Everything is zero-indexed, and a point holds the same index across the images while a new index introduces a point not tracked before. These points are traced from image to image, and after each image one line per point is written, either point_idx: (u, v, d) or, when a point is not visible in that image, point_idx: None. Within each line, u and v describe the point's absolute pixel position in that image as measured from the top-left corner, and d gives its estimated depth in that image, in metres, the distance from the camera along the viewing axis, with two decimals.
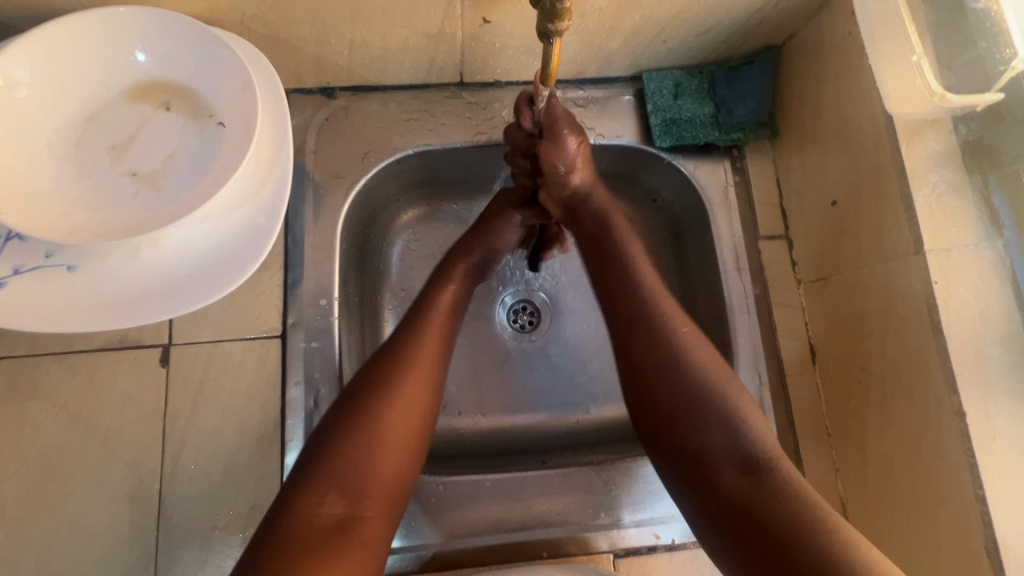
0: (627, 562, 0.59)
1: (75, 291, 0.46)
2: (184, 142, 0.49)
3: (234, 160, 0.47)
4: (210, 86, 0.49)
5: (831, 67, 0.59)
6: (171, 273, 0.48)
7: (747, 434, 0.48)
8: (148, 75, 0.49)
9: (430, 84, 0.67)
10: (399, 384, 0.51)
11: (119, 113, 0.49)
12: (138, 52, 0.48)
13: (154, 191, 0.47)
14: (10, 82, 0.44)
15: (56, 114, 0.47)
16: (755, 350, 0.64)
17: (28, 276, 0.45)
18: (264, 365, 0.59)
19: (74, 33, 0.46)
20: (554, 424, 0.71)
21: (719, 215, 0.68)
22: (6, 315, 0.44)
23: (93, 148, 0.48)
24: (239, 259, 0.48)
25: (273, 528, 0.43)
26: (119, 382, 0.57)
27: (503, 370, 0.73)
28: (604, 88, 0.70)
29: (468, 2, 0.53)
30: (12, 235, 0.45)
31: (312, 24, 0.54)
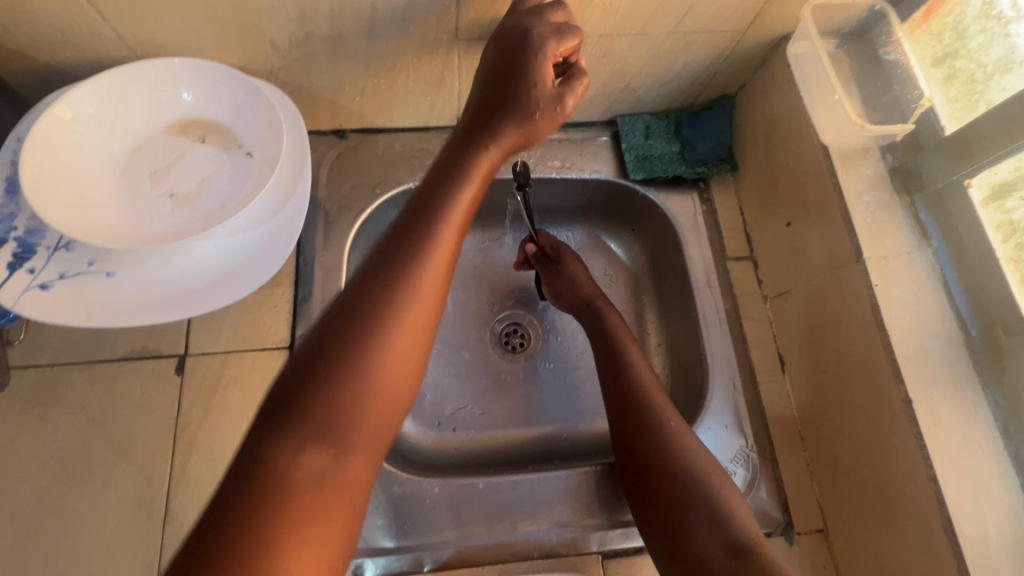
0: (616, 563, 0.61)
1: (113, 294, 0.51)
2: (216, 170, 0.57)
3: (262, 182, 0.55)
4: (241, 123, 0.58)
5: (776, 108, 0.68)
6: (200, 278, 0.53)
7: (732, 520, 0.52)
8: (188, 114, 0.58)
9: (430, 127, 0.76)
10: (398, 309, 0.42)
11: (160, 145, 0.57)
12: (181, 96, 0.57)
13: (189, 209, 0.55)
14: (73, 118, 0.52)
15: (110, 145, 0.55)
16: (729, 361, 0.70)
17: (72, 281, 0.51)
18: (272, 373, 0.64)
19: (128, 80, 0.54)
20: (544, 439, 0.75)
21: (690, 240, 0.76)
22: (47, 312, 0.49)
23: (137, 173, 0.55)
24: (264, 265, 0.55)
25: (241, 479, 0.36)
26: (136, 390, 0.61)
27: (496, 388, 0.77)
28: (584, 131, 0.79)
29: (464, 56, 0.63)
30: (64, 245, 0.51)
31: (330, 75, 0.64)
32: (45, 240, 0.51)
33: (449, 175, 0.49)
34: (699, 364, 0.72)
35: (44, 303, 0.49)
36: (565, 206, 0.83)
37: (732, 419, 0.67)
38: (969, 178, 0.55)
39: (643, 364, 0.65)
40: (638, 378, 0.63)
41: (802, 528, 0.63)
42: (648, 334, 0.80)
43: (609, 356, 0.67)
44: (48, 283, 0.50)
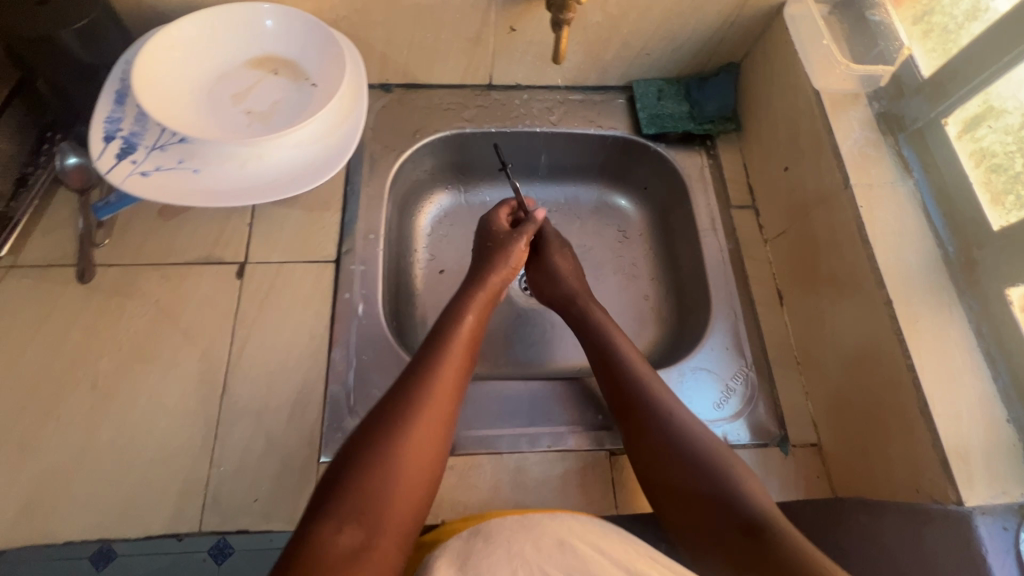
0: (624, 458, 0.67)
1: (199, 184, 0.60)
2: (286, 94, 0.67)
3: (324, 103, 0.65)
4: (307, 57, 0.67)
5: (774, 68, 0.77)
6: (269, 178, 0.63)
7: (742, 501, 0.54)
8: (263, 49, 0.68)
9: (465, 85, 0.86)
10: (417, 408, 0.55)
11: (240, 74, 0.67)
12: (259, 34, 0.67)
13: (264, 123, 0.65)
14: (172, 44, 0.63)
15: (198, 69, 0.65)
16: (730, 294, 0.77)
17: (166, 173, 0.60)
18: (320, 281, 0.72)
19: (217, 17, 0.65)
20: (559, 367, 0.82)
21: (698, 190, 0.83)
22: (148, 194, 0.58)
23: (220, 94, 0.65)
24: (320, 169, 0.64)
25: (294, 553, 0.46)
26: (202, 288, 0.70)
27: (515, 323, 0.85)
28: (602, 93, 0.88)
29: (500, 13, 0.73)
30: (159, 145, 0.61)
31: (383, 26, 0.74)
32: (144, 140, 0.61)
33: (449, 311, 0.67)
34: (704, 298, 0.79)
35: (146, 187, 0.59)
36: (583, 163, 0.92)
37: (733, 344, 0.74)
38: (946, 117, 0.63)
39: (625, 342, 0.69)
40: (630, 371, 0.65)
41: (797, 441, 0.68)
42: (656, 280, 0.88)
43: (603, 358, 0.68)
44: (147, 172, 0.59)
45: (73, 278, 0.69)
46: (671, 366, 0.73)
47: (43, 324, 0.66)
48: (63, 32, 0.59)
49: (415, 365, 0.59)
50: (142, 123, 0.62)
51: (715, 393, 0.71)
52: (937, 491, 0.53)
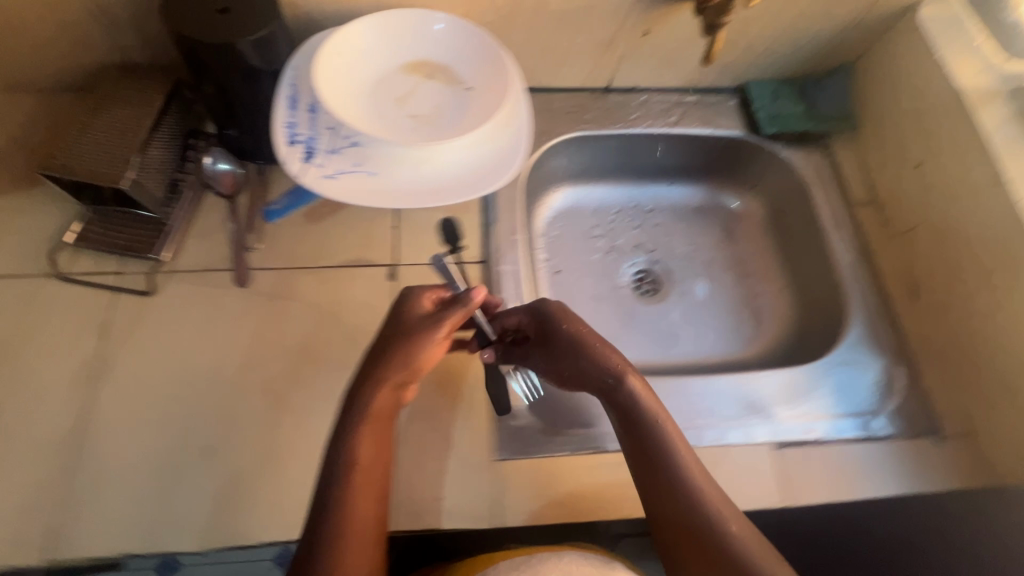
0: (787, 452, 0.67)
1: (378, 186, 0.62)
2: (446, 97, 0.68)
3: (490, 108, 0.65)
4: (463, 61, 0.68)
5: (900, 67, 0.78)
6: (441, 181, 0.64)
7: None
8: (420, 55, 0.69)
9: (585, 88, 0.87)
10: (341, 543, 0.48)
11: (400, 78, 0.68)
12: (417, 40, 0.68)
13: (429, 126, 0.66)
14: (343, 51, 0.65)
15: (363, 76, 0.67)
16: (864, 289, 0.78)
17: (346, 175, 0.62)
18: (470, 282, 0.73)
19: (381, 26, 0.67)
20: (677, 362, 0.87)
21: (818, 187, 0.85)
22: (336, 194, 0.60)
23: (385, 98, 0.66)
24: (492, 175, 0.64)
25: None
26: (357, 290, 0.71)
27: (630, 321, 0.90)
28: (715, 95, 0.90)
29: (640, 17, 0.75)
30: (335, 149, 0.63)
31: (524, 31, 0.75)
32: (321, 144, 0.63)
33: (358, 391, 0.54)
34: (834, 293, 0.80)
35: (332, 189, 0.61)
36: (693, 164, 0.95)
37: (874, 337, 0.75)
38: None
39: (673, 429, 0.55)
40: (689, 487, 0.53)
41: (950, 431, 0.69)
42: (768, 276, 0.91)
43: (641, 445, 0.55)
44: (331, 175, 0.61)
45: (232, 282, 0.69)
46: (815, 360, 0.74)
47: (211, 327, 0.67)
48: (241, 41, 0.60)
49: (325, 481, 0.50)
50: (315, 127, 0.64)
51: (863, 386, 0.72)
52: None
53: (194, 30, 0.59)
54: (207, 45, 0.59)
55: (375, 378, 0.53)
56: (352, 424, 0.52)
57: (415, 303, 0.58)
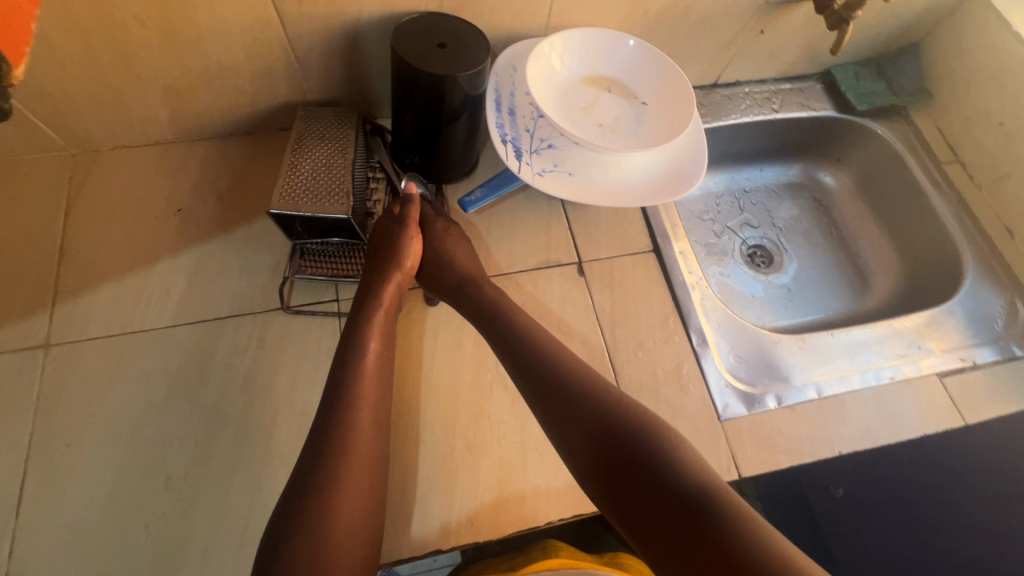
0: (951, 378, 0.77)
1: (576, 184, 0.72)
2: (625, 111, 0.76)
3: (670, 122, 0.74)
4: (642, 78, 0.77)
5: (970, 41, 0.91)
6: (626, 182, 0.73)
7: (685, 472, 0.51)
8: (602, 69, 0.77)
9: (696, 86, 0.96)
10: (354, 444, 0.56)
11: (584, 90, 0.77)
12: (603, 56, 0.77)
13: (614, 134, 0.75)
14: (544, 61, 0.73)
15: (554, 86, 0.75)
16: (968, 234, 0.90)
17: (548, 175, 0.72)
18: (649, 268, 0.80)
19: (574, 42, 0.75)
20: (811, 322, 0.95)
21: (909, 152, 0.97)
22: (545, 189, 0.70)
23: (574, 106, 0.75)
24: (670, 182, 0.73)
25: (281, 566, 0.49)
26: (556, 289, 0.77)
27: (760, 293, 0.98)
28: (805, 81, 1.00)
29: (761, 18, 0.84)
30: (535, 150, 0.73)
31: (663, 39, 0.83)
32: (523, 146, 0.73)
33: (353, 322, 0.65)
34: (943, 243, 0.91)
35: (540, 183, 0.71)
36: (788, 144, 1.04)
37: (987, 275, 0.87)
38: None
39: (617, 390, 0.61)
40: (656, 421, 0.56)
41: None
42: (870, 237, 1.02)
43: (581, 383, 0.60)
44: (539, 173, 0.71)
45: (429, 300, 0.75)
46: (947, 300, 0.85)
47: (437, 338, 0.72)
48: (461, 75, 0.64)
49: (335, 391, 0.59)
50: (516, 130, 0.74)
51: (992, 318, 0.83)
52: None
53: (420, 62, 0.64)
54: (432, 76, 0.64)
55: (379, 285, 0.67)
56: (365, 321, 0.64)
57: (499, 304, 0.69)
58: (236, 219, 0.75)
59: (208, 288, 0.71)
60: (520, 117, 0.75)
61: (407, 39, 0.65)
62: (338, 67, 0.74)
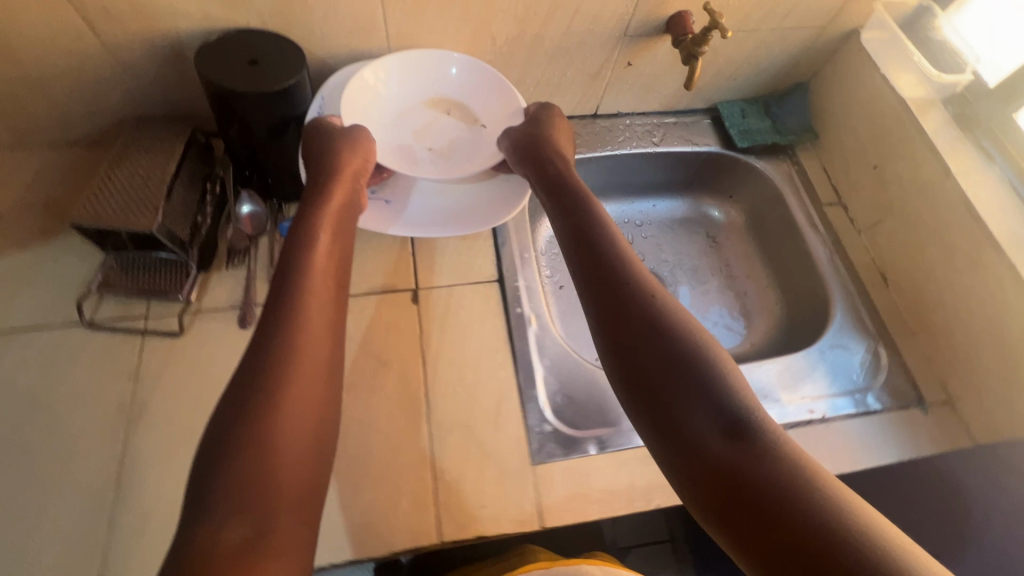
0: (795, 432, 0.73)
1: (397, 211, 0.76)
2: (459, 134, 0.79)
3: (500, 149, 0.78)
4: (477, 104, 0.79)
5: (848, 82, 0.89)
6: (448, 210, 0.77)
7: (721, 390, 0.49)
8: (439, 90, 0.78)
9: (574, 116, 0.95)
10: (292, 359, 0.52)
11: (419, 111, 0.79)
12: (440, 76, 0.77)
13: (444, 159, 0.78)
14: (371, 85, 0.74)
15: (386, 108, 0.77)
16: (841, 279, 0.87)
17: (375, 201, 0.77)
18: (489, 299, 0.77)
19: (404, 62, 0.75)
20: None
21: (790, 193, 0.94)
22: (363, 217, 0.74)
23: (406, 130, 0.78)
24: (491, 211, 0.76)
25: (201, 506, 0.44)
26: (384, 316, 0.74)
27: None
28: (691, 116, 0.99)
29: (623, 50, 0.83)
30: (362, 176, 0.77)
31: (521, 67, 0.82)
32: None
33: (297, 233, 0.62)
34: (817, 287, 0.88)
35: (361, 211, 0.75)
36: (676, 178, 1.02)
37: (856, 323, 0.83)
38: (1016, 113, 0.77)
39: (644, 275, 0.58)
40: (665, 318, 0.54)
41: (933, 402, 0.77)
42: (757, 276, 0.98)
43: (606, 281, 0.58)
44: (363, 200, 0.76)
45: (235, 323, 0.71)
46: (809, 347, 0.81)
47: None
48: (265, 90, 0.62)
49: (273, 301, 0.55)
50: None
51: (854, 368, 0.79)
52: None
53: (223, 78, 0.62)
54: (246, 95, 0.62)
55: (320, 198, 0.66)
56: (301, 266, 0.59)
57: (609, 226, 0.64)
58: (55, 229, 0.73)
59: (10, 300, 0.68)
60: None
61: (218, 60, 0.63)
62: (168, 81, 0.72)
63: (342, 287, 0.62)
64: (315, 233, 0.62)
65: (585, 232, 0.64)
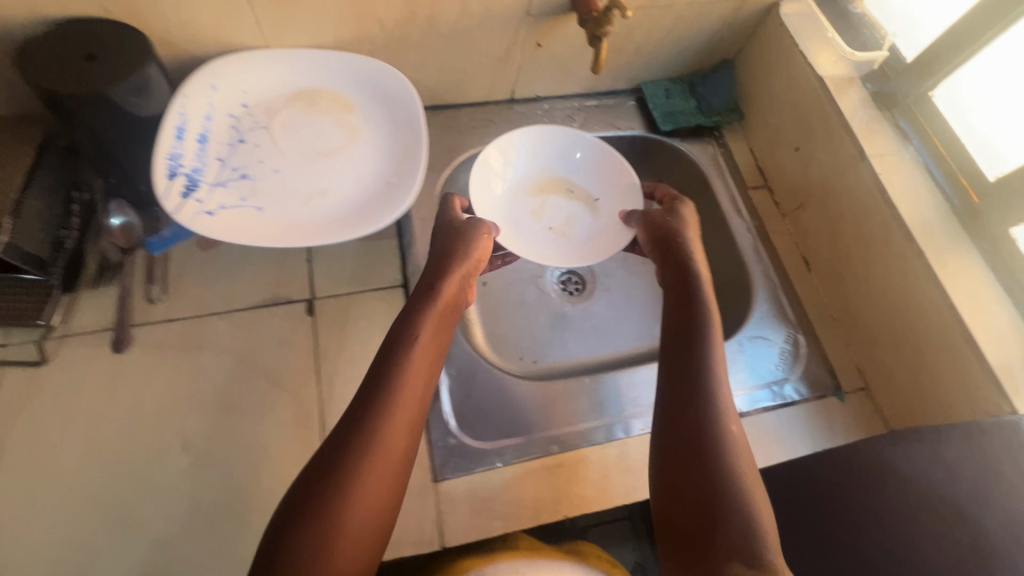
0: None
1: (266, 219, 0.60)
2: (365, 132, 0.69)
3: (418, 132, 0.67)
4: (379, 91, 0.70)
5: (770, 59, 0.85)
6: (333, 214, 0.62)
7: (755, 527, 0.46)
8: (296, 87, 0.70)
9: (488, 101, 0.88)
10: (378, 435, 0.48)
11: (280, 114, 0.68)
12: (289, 74, 0.69)
13: (324, 168, 0.65)
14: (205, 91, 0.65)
15: (224, 112, 0.66)
16: (765, 265, 0.84)
17: (228, 211, 0.59)
18: (391, 306, 0.72)
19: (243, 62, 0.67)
20: (609, 358, 0.87)
21: (716, 176, 0.90)
22: (211, 228, 0.57)
23: (296, 137, 0.67)
24: (585, 257, 0.81)
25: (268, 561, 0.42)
26: (274, 330, 0.69)
27: (561, 327, 0.88)
28: (614, 98, 0.94)
29: (529, 30, 0.77)
30: (219, 181, 0.61)
31: (419, 52, 0.75)
32: (206, 178, 0.61)
33: (399, 323, 0.58)
34: (740, 275, 0.85)
35: (212, 224, 0.58)
36: None
37: (778, 311, 0.81)
38: (930, 91, 0.74)
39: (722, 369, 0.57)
40: (720, 427, 0.52)
41: (850, 389, 0.77)
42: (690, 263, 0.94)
43: (677, 364, 0.58)
44: (213, 210, 0.59)
45: (108, 346, 0.65)
46: (730, 339, 0.79)
47: (115, 389, 0.63)
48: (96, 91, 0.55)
49: (375, 369, 0.53)
50: (201, 159, 0.62)
51: (773, 358, 0.78)
52: (992, 405, 0.62)
53: (48, 81, 0.55)
54: (71, 99, 0.55)
55: (437, 287, 0.62)
56: (406, 335, 0.56)
57: (711, 330, 0.60)
58: None
59: None
60: (213, 142, 0.64)
61: (39, 63, 0.56)
62: (8, 83, 0.64)
63: (439, 363, 0.59)
64: (425, 309, 0.60)
65: (693, 305, 0.63)
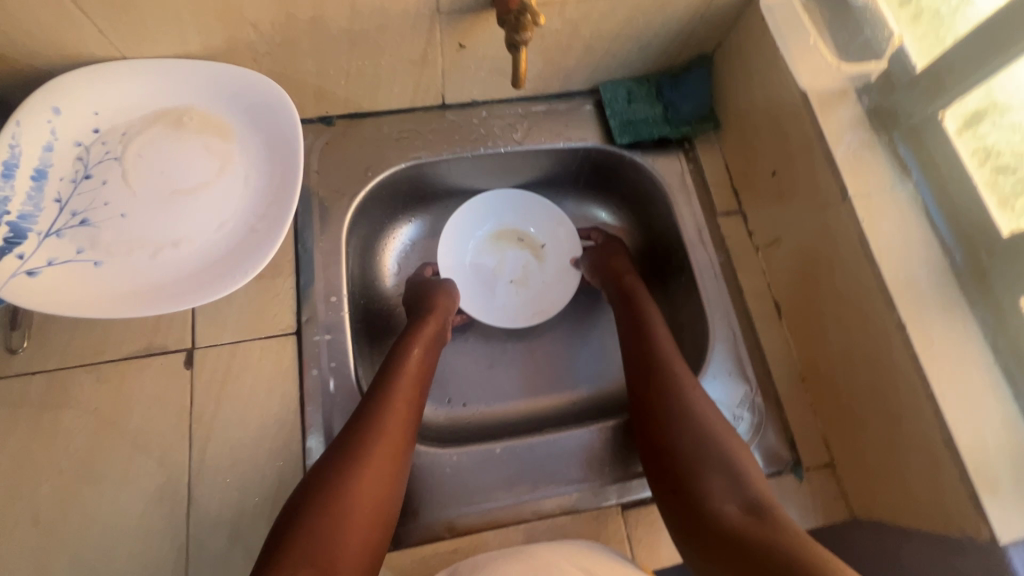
0: (636, 512, 0.63)
1: (100, 279, 0.53)
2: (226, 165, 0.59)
3: (287, 171, 0.59)
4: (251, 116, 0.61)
5: (751, 60, 0.70)
6: (184, 270, 0.55)
7: (751, 490, 0.52)
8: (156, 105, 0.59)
9: (415, 108, 0.76)
10: (371, 437, 0.55)
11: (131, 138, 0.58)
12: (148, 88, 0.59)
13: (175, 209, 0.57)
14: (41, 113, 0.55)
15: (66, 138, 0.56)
16: (727, 311, 0.72)
17: (60, 266, 0.52)
18: (281, 359, 0.64)
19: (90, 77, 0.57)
20: (547, 402, 0.79)
21: (680, 198, 0.77)
22: (29, 295, 0.50)
23: (144, 168, 0.57)
24: (555, 304, 0.83)
25: (274, 552, 0.47)
26: (145, 387, 0.62)
27: (497, 368, 0.81)
28: (567, 101, 0.80)
29: (445, 31, 0.63)
30: (55, 231, 0.53)
31: (313, 59, 0.63)
32: (37, 225, 0.53)
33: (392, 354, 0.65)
34: (699, 320, 0.74)
35: (33, 288, 0.50)
36: (553, 175, 0.85)
37: (735, 368, 0.70)
38: (942, 112, 0.57)
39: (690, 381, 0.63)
40: (702, 428, 0.57)
41: (810, 465, 0.66)
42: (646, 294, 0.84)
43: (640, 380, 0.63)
44: (35, 269, 0.51)
45: None
46: None
47: None
48: None
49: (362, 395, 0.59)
50: (37, 200, 0.54)
51: None
52: (968, 525, 0.50)
53: None
54: None
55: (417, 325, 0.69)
56: (396, 367, 0.63)
57: (665, 339, 0.66)
58: None
59: None
60: (51, 179, 0.55)
61: None
62: None
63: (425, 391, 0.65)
64: (410, 347, 0.66)
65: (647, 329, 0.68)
